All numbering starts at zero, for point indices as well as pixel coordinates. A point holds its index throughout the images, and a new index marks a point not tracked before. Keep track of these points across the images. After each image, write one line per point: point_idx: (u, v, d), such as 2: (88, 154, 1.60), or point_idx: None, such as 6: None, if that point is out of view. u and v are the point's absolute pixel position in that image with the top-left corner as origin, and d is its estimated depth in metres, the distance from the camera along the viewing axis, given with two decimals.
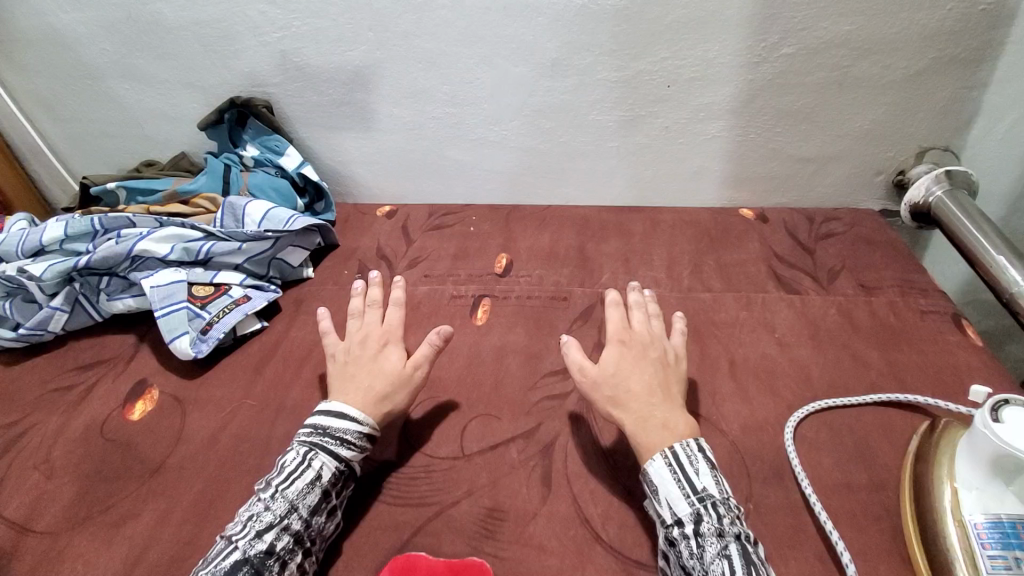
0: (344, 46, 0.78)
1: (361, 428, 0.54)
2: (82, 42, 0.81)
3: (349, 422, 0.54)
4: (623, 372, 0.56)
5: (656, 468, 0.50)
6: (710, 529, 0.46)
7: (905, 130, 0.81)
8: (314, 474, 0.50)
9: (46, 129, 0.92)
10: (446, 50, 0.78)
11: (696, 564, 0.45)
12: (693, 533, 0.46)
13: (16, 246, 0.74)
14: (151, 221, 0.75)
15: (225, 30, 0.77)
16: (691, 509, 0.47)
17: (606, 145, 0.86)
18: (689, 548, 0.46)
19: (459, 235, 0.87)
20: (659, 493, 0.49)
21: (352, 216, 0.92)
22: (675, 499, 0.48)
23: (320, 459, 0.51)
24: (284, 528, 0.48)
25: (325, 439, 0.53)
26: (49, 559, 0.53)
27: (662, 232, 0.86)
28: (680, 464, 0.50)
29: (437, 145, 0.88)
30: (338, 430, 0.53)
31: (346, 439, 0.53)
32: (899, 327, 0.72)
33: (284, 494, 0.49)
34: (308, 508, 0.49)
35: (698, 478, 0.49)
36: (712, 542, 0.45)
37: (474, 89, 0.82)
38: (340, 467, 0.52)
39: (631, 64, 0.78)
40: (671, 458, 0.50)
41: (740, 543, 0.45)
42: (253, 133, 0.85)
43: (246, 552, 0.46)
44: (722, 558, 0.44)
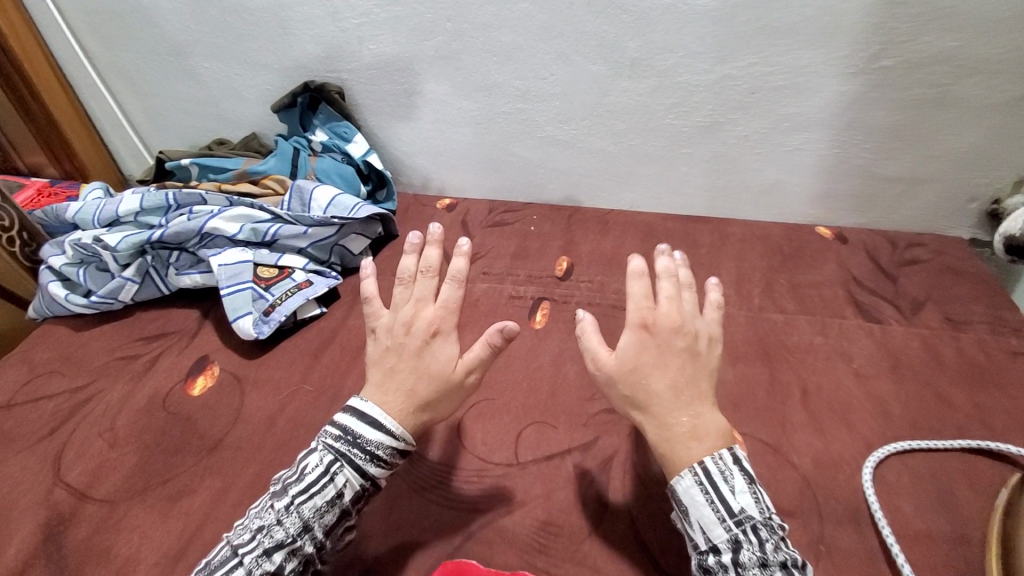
0: (421, 36, 0.77)
1: (395, 444, 0.48)
2: (167, 19, 0.82)
3: (382, 437, 0.48)
4: (644, 368, 0.47)
5: (685, 488, 0.44)
6: (751, 559, 0.41)
7: (1008, 156, 0.75)
8: (335, 492, 0.46)
9: (126, 103, 0.95)
10: (524, 44, 0.76)
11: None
12: (733, 564, 0.41)
13: (93, 216, 0.77)
14: (221, 199, 0.76)
15: (306, 14, 0.78)
16: (728, 536, 0.42)
17: (678, 151, 0.83)
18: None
19: (518, 234, 0.85)
20: (691, 516, 0.44)
21: (412, 207, 0.92)
22: (713, 524, 0.43)
23: (344, 475, 0.47)
24: (294, 549, 0.45)
25: (354, 452, 0.47)
26: (107, 528, 0.54)
27: (731, 245, 0.82)
28: (712, 482, 0.43)
29: (504, 140, 0.86)
30: (369, 444, 0.47)
31: (376, 455, 0.48)
32: (990, 368, 0.67)
33: (299, 510, 0.46)
34: (323, 529, 0.46)
35: (735, 499, 0.43)
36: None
37: (548, 86, 0.80)
38: (363, 484, 0.48)
39: (715, 68, 0.74)
40: (701, 477, 0.44)
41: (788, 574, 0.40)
42: (323, 118, 0.86)
43: (253, 570, 0.44)
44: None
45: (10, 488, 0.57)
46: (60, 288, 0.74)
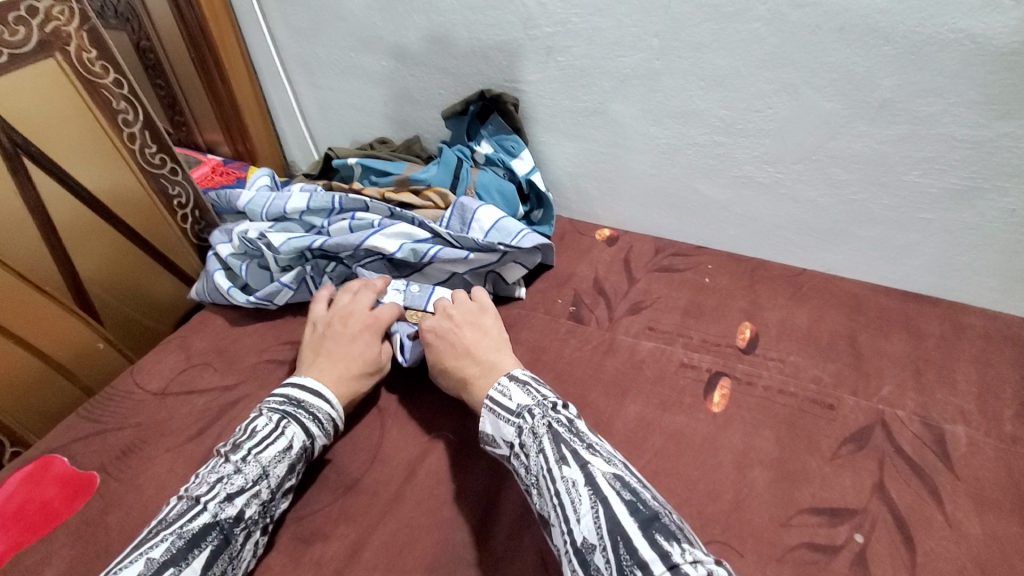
0: (620, 51, 0.68)
1: (333, 411, 0.56)
2: (352, 13, 0.80)
3: (321, 402, 0.55)
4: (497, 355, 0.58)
5: (483, 413, 0.53)
6: (528, 436, 0.49)
7: None
8: (287, 443, 0.52)
9: (301, 93, 0.95)
10: (743, 71, 0.65)
11: (531, 476, 0.48)
12: (521, 449, 0.49)
13: (262, 210, 0.77)
14: (383, 208, 0.73)
15: (497, 19, 0.71)
16: (513, 430, 0.50)
17: (913, 214, 0.67)
18: (525, 465, 0.48)
19: (691, 284, 0.74)
20: (492, 435, 0.52)
21: (569, 233, 0.84)
22: (502, 425, 0.51)
23: (293, 429, 0.53)
24: (254, 495, 0.48)
25: (299, 412, 0.54)
26: None
27: (969, 342, 0.65)
28: (495, 401, 0.53)
29: (689, 175, 0.75)
30: (312, 407, 0.55)
31: (318, 416, 0.55)
32: None
33: (257, 458, 0.50)
34: (277, 479, 0.50)
35: (511, 400, 0.52)
36: (533, 445, 0.48)
37: (761, 120, 0.67)
38: (309, 442, 0.53)
39: (1002, 122, 0.58)
40: (492, 396, 0.53)
41: (551, 431, 0.48)
42: (492, 129, 0.79)
43: (216, 516, 0.46)
44: (540, 454, 0.47)
45: (156, 487, 0.56)
46: (223, 278, 0.75)
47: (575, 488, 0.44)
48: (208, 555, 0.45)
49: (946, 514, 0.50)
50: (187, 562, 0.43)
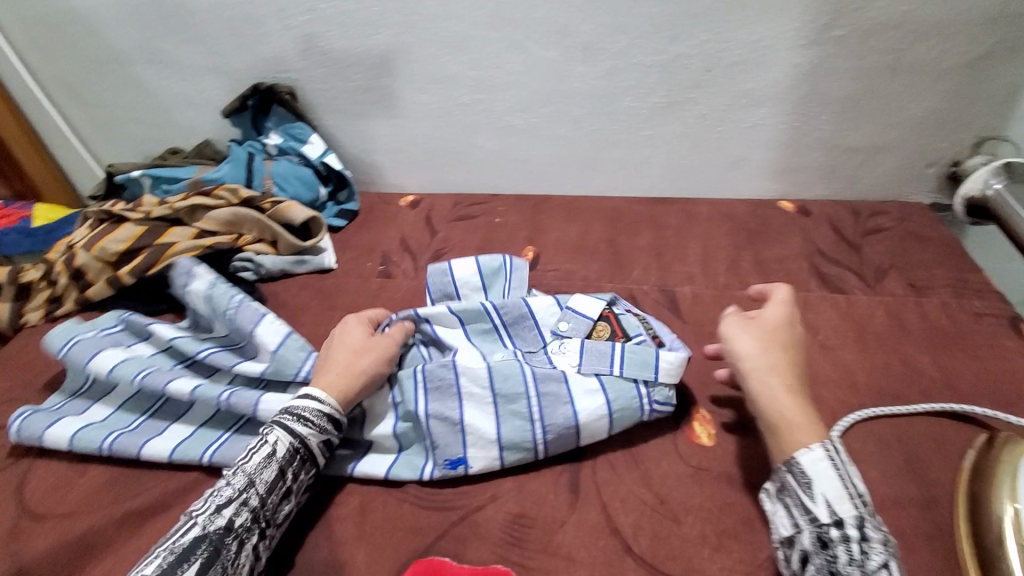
0: (369, 29, 0.77)
1: (321, 405, 0.52)
2: (108, 28, 0.85)
3: (311, 399, 0.52)
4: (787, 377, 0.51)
5: (810, 457, 0.45)
6: (871, 533, 0.42)
7: (963, 119, 0.76)
8: (269, 449, 0.49)
9: (75, 116, 0.98)
10: (474, 34, 0.75)
11: (855, 570, 0.40)
12: (855, 537, 0.41)
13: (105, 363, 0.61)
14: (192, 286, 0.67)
15: (249, 15, 0.79)
16: (854, 511, 0.42)
17: (638, 134, 0.82)
18: (848, 552, 0.41)
19: (484, 226, 0.84)
20: (813, 490, 0.44)
21: (376, 205, 0.91)
22: (830, 497, 0.43)
23: (276, 434, 0.50)
24: (242, 503, 0.46)
25: (284, 416, 0.51)
26: (69, 540, 0.52)
27: (696, 225, 0.83)
28: (837, 460, 0.45)
29: (463, 133, 0.86)
30: (299, 406, 0.52)
31: (303, 416, 0.51)
32: (955, 332, 0.66)
33: (242, 468, 0.47)
34: (265, 485, 0.47)
35: (855, 478, 0.45)
36: (875, 547, 0.41)
37: (502, 74, 0.79)
38: (296, 444, 0.50)
39: (669, 47, 0.74)
40: (831, 451, 0.45)
41: (893, 551, 0.41)
42: (276, 120, 0.86)
43: (205, 527, 0.44)
44: (884, 569, 0.40)
45: None
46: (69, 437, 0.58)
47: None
48: (200, 566, 0.42)
49: None
50: None
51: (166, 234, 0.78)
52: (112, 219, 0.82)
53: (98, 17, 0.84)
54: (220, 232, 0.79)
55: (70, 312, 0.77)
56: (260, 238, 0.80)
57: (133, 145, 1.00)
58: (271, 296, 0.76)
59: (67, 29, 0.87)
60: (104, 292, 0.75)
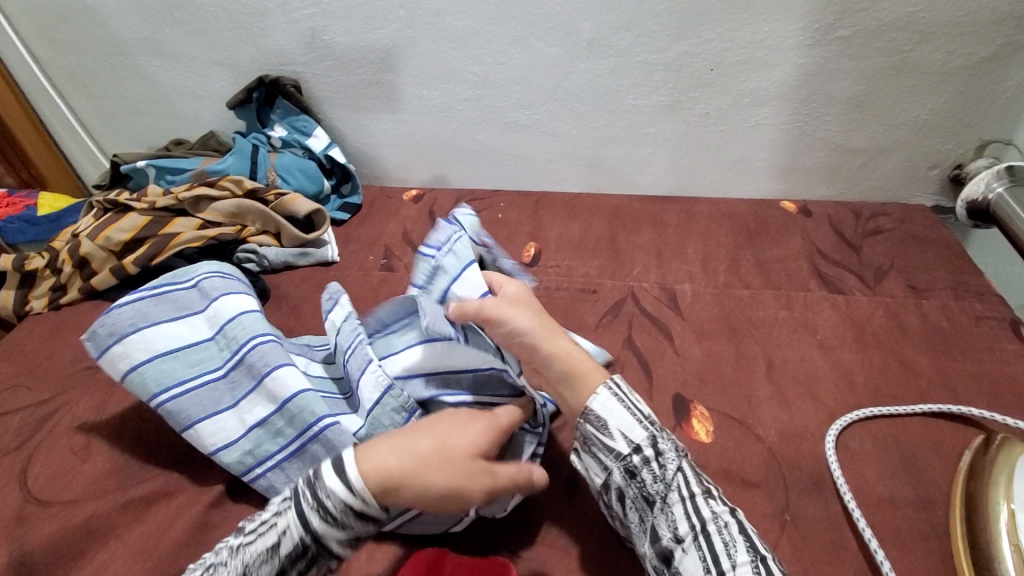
0: (374, 24, 0.77)
1: (349, 496, 0.39)
2: (114, 18, 0.85)
3: (336, 485, 0.39)
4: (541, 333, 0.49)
5: (600, 400, 0.45)
6: (667, 448, 0.44)
7: (966, 122, 0.76)
8: (274, 540, 0.39)
9: (80, 106, 0.98)
10: (479, 29, 0.76)
11: (660, 488, 0.42)
12: (654, 455, 0.43)
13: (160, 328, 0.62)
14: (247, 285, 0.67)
15: (255, 8, 0.79)
16: (647, 435, 0.44)
17: (641, 132, 0.83)
18: (652, 472, 0.43)
19: (486, 222, 0.85)
20: (610, 426, 0.45)
21: (378, 199, 0.91)
22: (630, 423, 0.45)
23: (286, 519, 0.39)
24: None
25: (304, 494, 0.40)
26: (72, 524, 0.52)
27: (697, 224, 0.84)
28: (625, 394, 0.46)
29: (466, 128, 0.86)
30: (322, 489, 0.39)
31: (323, 505, 0.39)
32: (954, 333, 0.67)
33: (239, 554, 0.39)
34: None
35: (643, 406, 0.46)
36: (672, 460, 0.43)
37: (506, 70, 0.79)
38: (301, 541, 0.39)
39: (673, 45, 0.74)
40: (614, 388, 0.46)
41: (688, 463, 0.44)
42: (281, 113, 0.87)
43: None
44: (681, 474, 0.43)
45: None
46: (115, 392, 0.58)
47: (727, 528, 0.40)
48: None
49: (676, 346, 0.66)
50: None
51: (171, 224, 0.79)
52: (117, 209, 0.83)
53: (104, 7, 0.84)
54: (223, 223, 0.80)
55: (76, 300, 0.77)
56: (264, 230, 0.81)
57: (137, 135, 1.00)
58: (273, 287, 0.76)
59: (73, 19, 0.87)
60: (109, 280, 0.76)
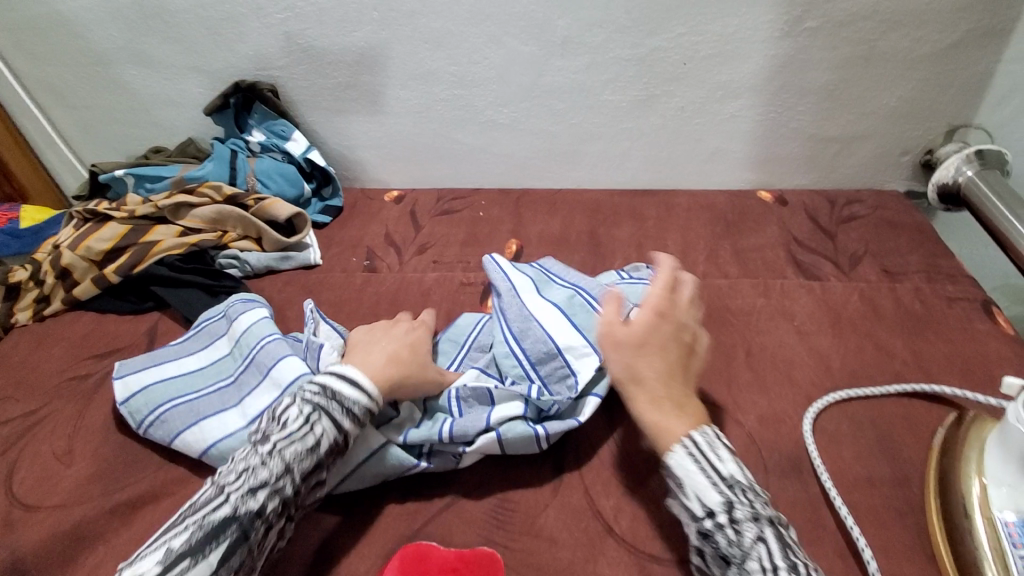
0: (349, 27, 0.78)
1: (368, 403, 0.49)
2: (88, 28, 0.85)
3: (359, 395, 0.48)
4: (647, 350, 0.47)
5: (676, 458, 0.43)
6: (744, 514, 0.40)
7: (934, 108, 0.78)
8: (314, 440, 0.45)
9: (57, 117, 0.98)
10: (453, 29, 0.76)
11: (737, 552, 0.39)
12: (729, 522, 0.40)
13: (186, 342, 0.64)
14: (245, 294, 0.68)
15: (229, 13, 0.79)
16: (722, 498, 0.41)
17: (618, 127, 0.84)
18: (728, 537, 0.40)
19: (468, 220, 0.86)
20: (686, 488, 0.42)
21: (360, 201, 0.92)
22: (703, 486, 0.42)
23: (322, 425, 0.46)
24: (277, 490, 0.43)
25: (332, 404, 0.47)
26: (59, 532, 0.52)
27: (675, 216, 0.85)
28: (702, 452, 0.43)
29: (445, 128, 0.86)
30: (346, 399, 0.48)
31: (352, 411, 0.48)
32: (927, 315, 0.68)
33: (280, 452, 0.44)
34: (301, 473, 0.45)
35: (723, 464, 0.43)
36: (749, 526, 0.40)
37: (482, 69, 0.80)
38: (339, 438, 0.47)
39: (645, 41, 0.75)
40: (690, 447, 0.43)
41: (774, 526, 0.40)
42: (258, 118, 0.87)
43: (236, 508, 0.42)
44: (760, 544, 0.39)
45: None
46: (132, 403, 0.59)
47: None
48: (226, 550, 0.40)
49: None
50: (205, 554, 0.40)
51: (151, 232, 0.79)
52: (96, 218, 0.82)
53: (77, 16, 0.84)
54: (204, 230, 0.80)
55: (59, 311, 0.77)
56: (245, 235, 0.81)
57: (115, 144, 0.99)
58: (256, 292, 0.76)
59: (45, 29, 0.86)
60: (92, 291, 0.76)
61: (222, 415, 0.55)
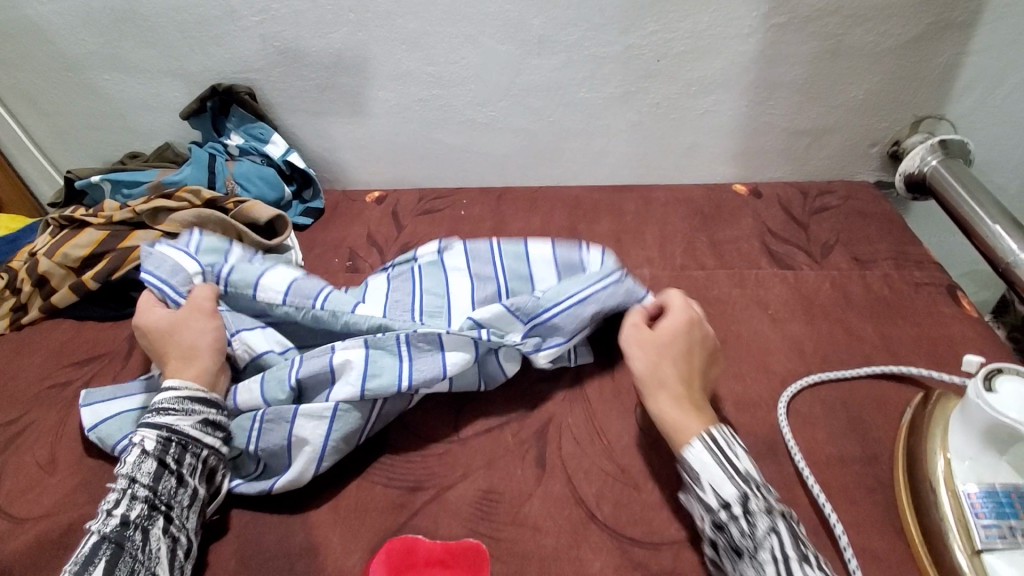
0: (325, 28, 0.78)
1: (178, 391, 0.52)
2: (60, 34, 0.84)
3: (169, 390, 0.52)
4: (669, 353, 0.53)
5: (694, 451, 0.47)
6: (758, 506, 0.43)
7: (899, 100, 0.80)
8: (140, 446, 0.49)
9: (30, 124, 0.97)
10: (430, 30, 0.77)
11: (749, 543, 0.42)
12: (743, 514, 0.43)
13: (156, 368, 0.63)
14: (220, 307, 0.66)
15: (204, 17, 0.79)
16: (738, 490, 0.44)
17: (595, 123, 0.85)
18: (740, 528, 0.43)
19: (449, 219, 0.86)
20: (702, 478, 0.46)
21: (340, 203, 0.92)
22: (719, 479, 0.45)
23: (142, 433, 0.50)
24: (131, 497, 0.47)
25: (148, 416, 0.51)
26: (44, 541, 0.52)
27: (654, 211, 0.86)
28: (719, 447, 0.47)
29: (425, 128, 0.87)
30: (158, 405, 0.52)
31: (162, 407, 0.51)
32: (895, 300, 0.71)
33: (121, 471, 0.48)
34: (149, 475, 0.48)
35: (739, 460, 0.46)
36: (762, 518, 0.42)
37: (460, 69, 0.80)
38: (166, 435, 0.50)
39: (619, 39, 0.76)
40: (709, 440, 0.47)
41: (785, 519, 0.43)
42: (237, 121, 0.87)
43: (102, 530, 0.45)
44: (772, 534, 0.42)
45: None
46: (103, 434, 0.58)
47: None
48: (107, 563, 0.44)
49: None
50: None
51: (130, 237, 0.78)
52: (74, 225, 0.81)
53: (48, 22, 0.83)
54: (185, 234, 0.80)
55: (38, 319, 0.76)
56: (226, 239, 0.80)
57: (91, 150, 0.99)
58: None
59: (17, 35, 0.85)
60: (70, 298, 0.76)
61: None
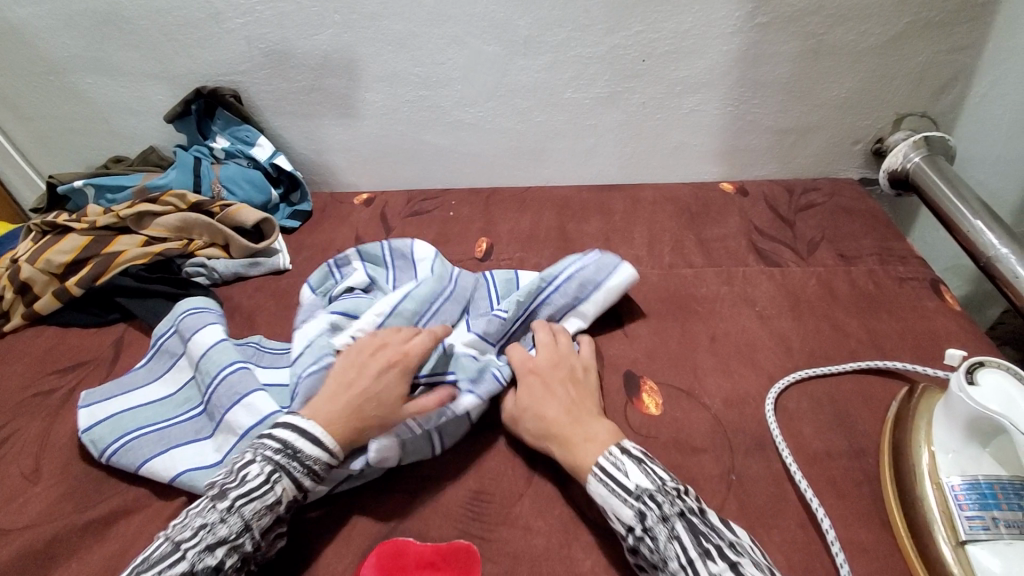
0: (310, 30, 0.78)
1: (331, 460, 0.49)
2: (41, 37, 0.83)
3: (320, 452, 0.48)
4: (535, 399, 0.55)
5: (592, 486, 0.47)
6: (654, 518, 0.44)
7: (882, 98, 0.81)
8: (274, 499, 0.46)
9: (12, 128, 0.95)
10: (415, 31, 0.77)
11: (658, 558, 0.42)
12: (643, 532, 0.43)
13: (144, 373, 0.63)
14: (210, 304, 0.67)
15: (187, 19, 0.79)
16: (634, 511, 0.44)
17: (582, 123, 0.85)
18: (647, 547, 0.43)
19: (438, 221, 0.86)
20: (607, 512, 0.46)
21: (328, 205, 0.91)
22: (618, 506, 0.45)
23: (283, 484, 0.47)
24: (236, 546, 0.44)
25: (293, 464, 0.47)
26: (29, 552, 0.51)
27: (642, 210, 0.87)
28: (609, 475, 0.47)
29: (412, 130, 0.87)
30: (309, 459, 0.48)
31: (313, 469, 0.48)
32: (880, 295, 0.71)
33: (240, 510, 0.45)
34: (262, 529, 0.46)
35: (629, 479, 0.46)
36: (660, 529, 0.43)
37: (447, 70, 0.80)
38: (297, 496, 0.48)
39: (604, 39, 0.77)
40: (601, 472, 0.47)
41: (684, 519, 0.43)
42: (222, 124, 0.86)
43: (194, 564, 0.42)
44: (673, 541, 0.42)
45: None
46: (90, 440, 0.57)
47: None
48: None
49: (625, 328, 0.69)
50: None
51: (114, 242, 0.78)
52: (56, 230, 0.80)
53: (29, 25, 0.82)
54: (169, 238, 0.79)
55: (20, 327, 0.75)
56: (212, 243, 0.80)
57: (74, 155, 0.97)
58: (225, 299, 0.76)
59: None
60: (53, 305, 0.75)
61: (197, 444, 0.55)
